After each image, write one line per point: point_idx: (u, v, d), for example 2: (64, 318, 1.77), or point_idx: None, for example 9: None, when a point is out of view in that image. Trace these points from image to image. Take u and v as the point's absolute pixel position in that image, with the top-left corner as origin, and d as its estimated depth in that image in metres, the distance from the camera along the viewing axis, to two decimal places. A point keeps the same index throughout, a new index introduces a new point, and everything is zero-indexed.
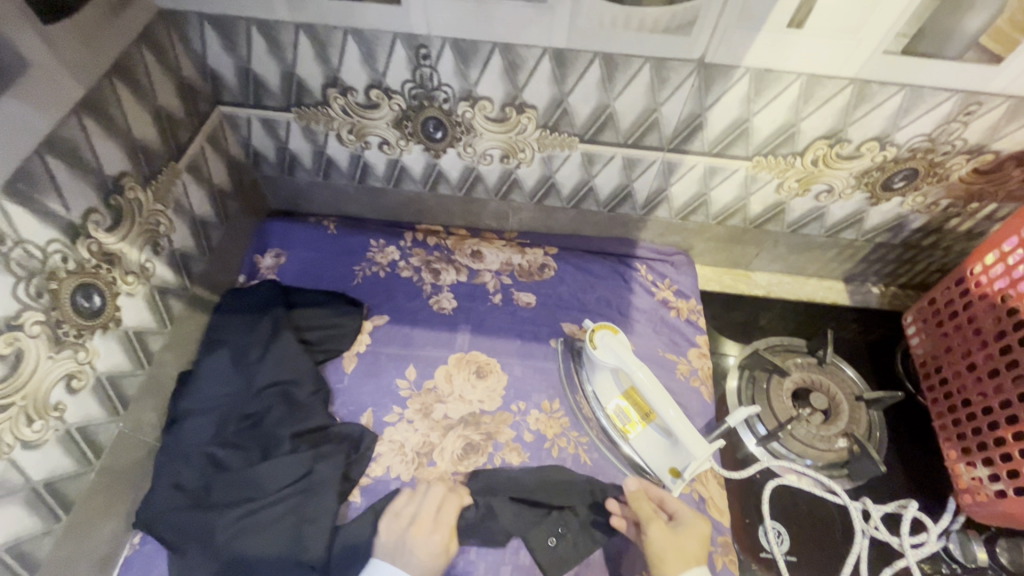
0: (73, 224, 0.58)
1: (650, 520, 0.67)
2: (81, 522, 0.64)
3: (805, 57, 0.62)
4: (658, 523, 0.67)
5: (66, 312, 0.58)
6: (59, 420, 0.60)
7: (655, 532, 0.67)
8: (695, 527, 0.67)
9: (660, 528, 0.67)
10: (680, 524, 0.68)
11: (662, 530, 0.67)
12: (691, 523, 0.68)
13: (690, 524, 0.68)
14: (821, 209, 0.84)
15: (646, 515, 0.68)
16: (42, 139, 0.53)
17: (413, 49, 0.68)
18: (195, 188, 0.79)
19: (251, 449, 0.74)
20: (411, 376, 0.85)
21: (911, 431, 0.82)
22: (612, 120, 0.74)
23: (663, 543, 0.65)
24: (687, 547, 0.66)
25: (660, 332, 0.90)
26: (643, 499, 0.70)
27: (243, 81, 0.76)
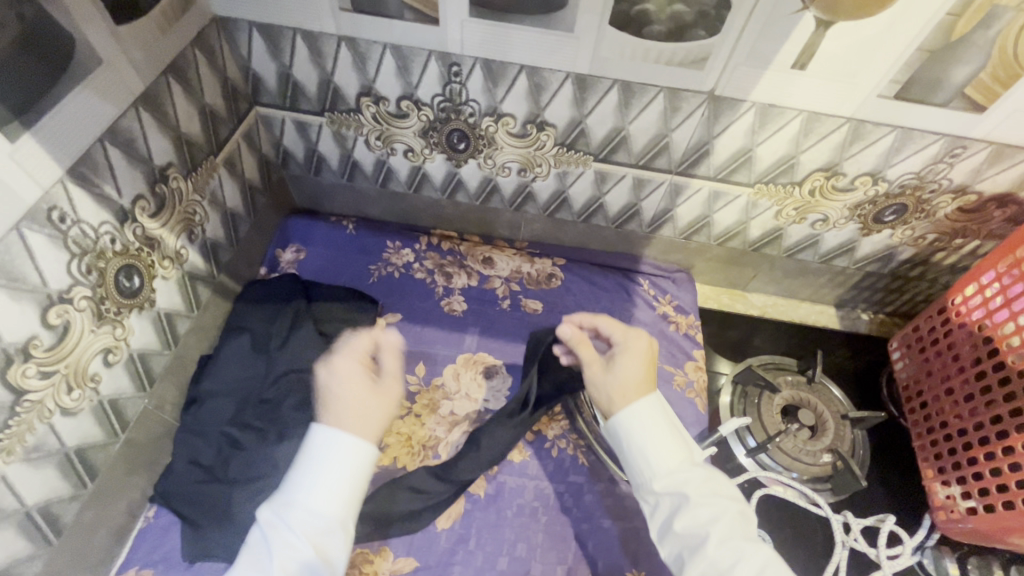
0: (123, 208, 0.63)
1: (590, 365, 0.71)
2: (104, 490, 0.67)
3: (807, 95, 0.68)
4: (595, 365, 0.70)
5: (110, 290, 0.62)
6: (94, 391, 0.63)
7: (592, 374, 0.70)
8: (637, 351, 0.71)
9: (599, 370, 0.70)
10: (619, 352, 0.71)
11: (601, 371, 0.70)
12: (628, 346, 0.71)
13: (629, 347, 0.71)
14: (816, 237, 0.90)
15: (587, 362, 0.71)
16: (105, 129, 0.57)
17: (446, 65, 0.74)
18: (229, 182, 0.83)
19: (267, 432, 0.77)
20: (420, 373, 0.89)
21: (893, 451, 0.86)
22: (625, 142, 0.79)
23: (601, 386, 0.69)
24: (622, 368, 0.69)
25: (659, 344, 0.95)
26: (583, 345, 0.72)
27: (282, 85, 0.81)
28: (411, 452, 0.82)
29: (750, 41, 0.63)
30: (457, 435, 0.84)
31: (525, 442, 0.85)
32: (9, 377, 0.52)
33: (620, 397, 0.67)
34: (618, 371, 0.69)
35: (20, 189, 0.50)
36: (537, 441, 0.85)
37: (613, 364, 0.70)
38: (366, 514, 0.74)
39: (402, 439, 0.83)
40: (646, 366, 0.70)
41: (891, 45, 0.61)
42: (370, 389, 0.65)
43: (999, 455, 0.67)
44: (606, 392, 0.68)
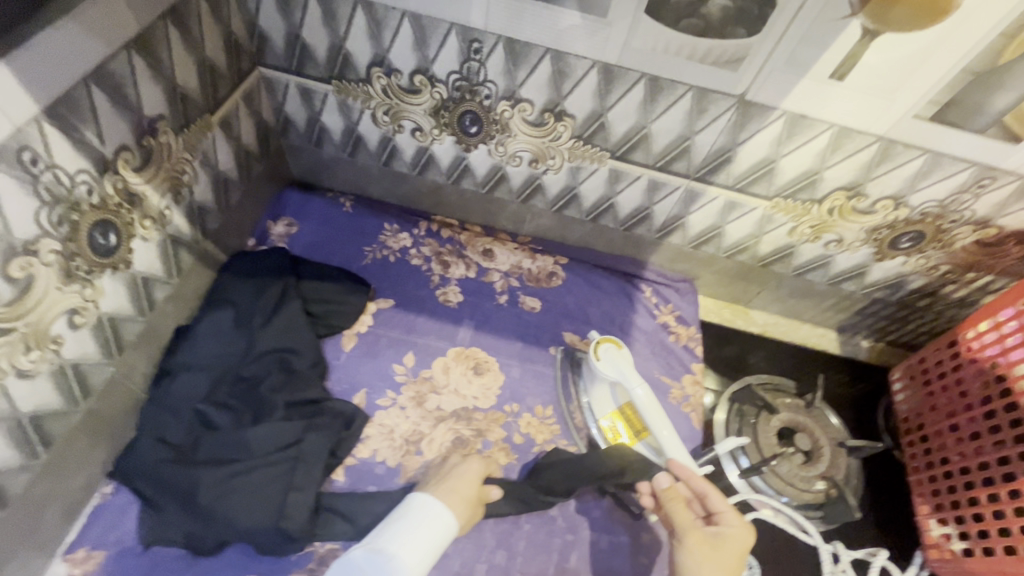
0: (104, 158, 0.57)
1: (684, 529, 0.65)
2: (59, 462, 0.62)
3: (841, 108, 0.65)
4: (695, 535, 0.64)
5: (82, 245, 0.57)
6: (55, 354, 0.58)
7: (688, 544, 0.64)
8: (736, 537, 0.64)
9: (696, 541, 0.64)
10: (723, 533, 0.64)
11: (700, 540, 0.64)
12: (735, 531, 0.65)
13: (737, 532, 0.65)
14: (828, 258, 0.87)
15: (683, 524, 0.66)
16: (91, 69, 0.52)
17: (467, 42, 0.70)
18: (223, 144, 0.78)
19: (242, 412, 0.72)
20: (409, 363, 0.85)
21: (885, 483, 0.84)
22: (645, 141, 0.75)
23: (693, 561, 0.63)
24: (723, 552, 0.63)
25: (657, 354, 0.92)
26: (677, 503, 0.67)
27: (290, 46, 0.77)
28: (393, 445, 0.78)
29: (790, 45, 0.60)
30: (442, 432, 0.80)
31: (512, 444, 0.81)
32: None
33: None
34: (718, 551, 0.63)
35: None
36: (525, 444, 0.81)
37: (715, 542, 0.64)
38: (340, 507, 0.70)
39: (384, 431, 0.78)
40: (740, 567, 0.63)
41: (936, 62, 0.58)
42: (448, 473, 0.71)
43: (1003, 499, 0.65)
44: (696, 567, 0.62)
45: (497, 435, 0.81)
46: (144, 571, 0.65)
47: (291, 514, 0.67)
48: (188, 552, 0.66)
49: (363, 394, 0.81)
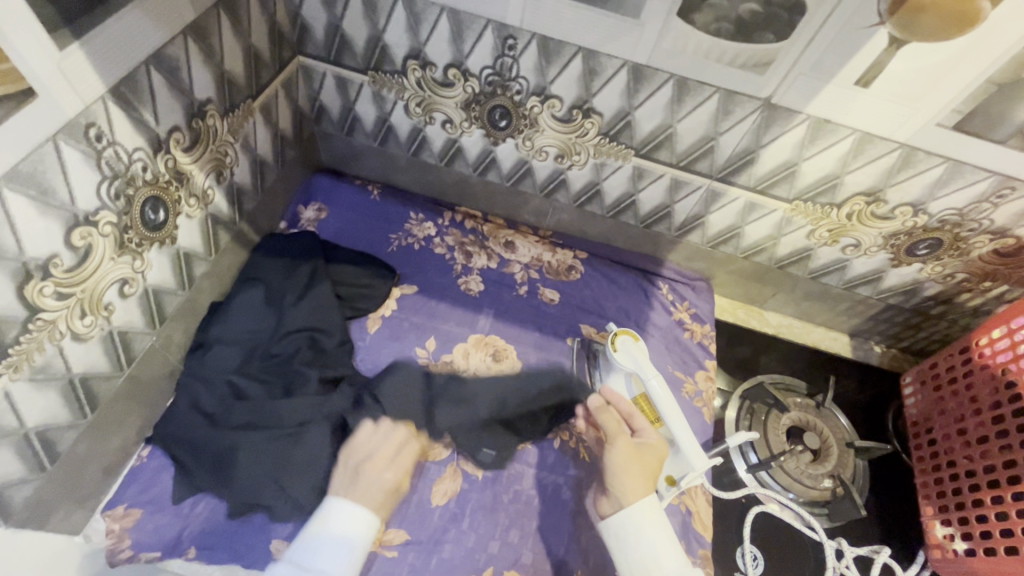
0: (158, 137, 0.61)
1: (614, 436, 0.72)
2: (103, 422, 0.66)
3: (864, 114, 0.66)
4: (622, 440, 0.71)
5: (134, 219, 0.61)
6: (106, 320, 0.61)
7: (618, 450, 0.70)
8: (653, 447, 0.72)
9: (620, 446, 0.71)
10: (644, 443, 0.72)
11: (626, 447, 0.71)
12: (652, 443, 0.73)
13: (656, 444, 0.72)
14: (844, 262, 0.89)
15: (615, 432, 0.72)
16: (152, 52, 0.56)
17: (501, 38, 0.72)
18: (262, 129, 0.81)
19: (273, 385, 0.76)
20: (430, 347, 0.88)
21: (892, 484, 0.85)
22: (670, 140, 0.78)
23: (619, 465, 0.69)
24: (645, 460, 0.70)
25: (672, 350, 0.94)
26: (608, 416, 0.74)
27: (330, 37, 0.80)
28: None
29: (817, 52, 0.62)
30: None
31: None
32: (26, 292, 0.50)
33: (633, 477, 0.68)
34: (642, 458, 0.70)
35: (62, 100, 0.48)
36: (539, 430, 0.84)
37: (638, 451, 0.71)
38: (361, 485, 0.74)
39: None
40: (653, 470, 0.70)
41: (961, 73, 0.60)
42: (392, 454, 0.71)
43: (1008, 500, 0.67)
44: (621, 470, 0.69)
45: None
46: (177, 530, 0.68)
47: (316, 484, 0.70)
48: (218, 515, 0.70)
49: None
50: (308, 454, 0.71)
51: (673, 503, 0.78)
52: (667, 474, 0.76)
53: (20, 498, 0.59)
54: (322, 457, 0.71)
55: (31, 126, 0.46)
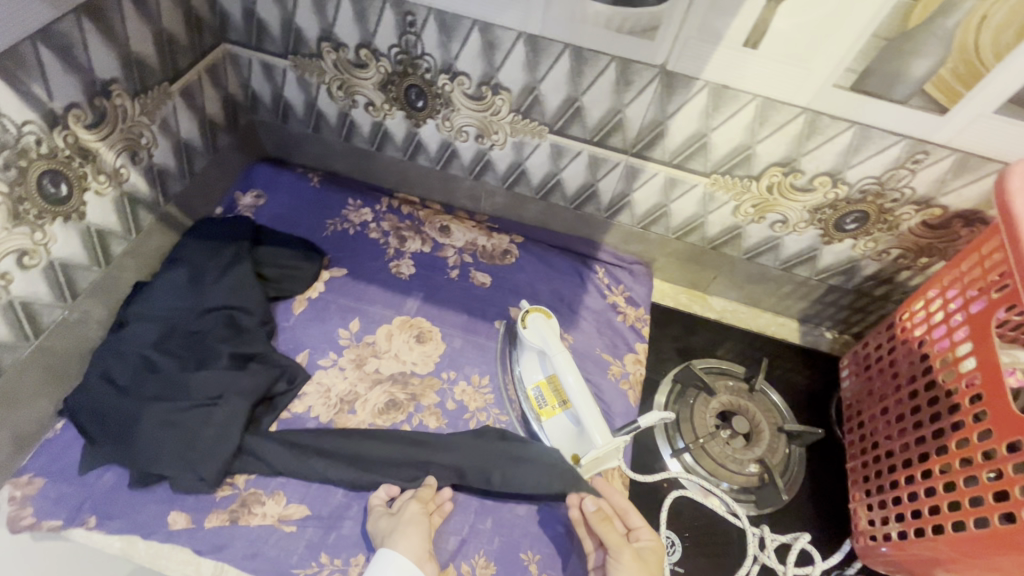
0: (53, 112, 0.63)
1: (620, 545, 0.65)
2: (8, 390, 0.68)
3: (759, 78, 0.64)
4: (628, 549, 0.65)
5: (30, 192, 0.63)
6: (2, 289, 0.64)
7: (628, 558, 0.64)
8: (656, 545, 0.68)
9: (628, 555, 0.65)
10: (647, 545, 0.67)
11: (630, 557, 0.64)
12: (652, 539, 0.69)
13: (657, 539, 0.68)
14: (776, 240, 0.86)
15: (616, 541, 0.66)
16: (37, 28, 0.58)
17: (401, 15, 0.72)
18: (186, 113, 0.84)
19: (186, 360, 0.77)
20: (354, 328, 0.89)
21: (826, 474, 0.81)
22: (579, 114, 0.77)
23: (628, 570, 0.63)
24: (651, 561, 0.66)
25: (603, 333, 0.92)
26: (610, 525, 0.67)
27: (248, 22, 0.82)
28: (327, 403, 0.81)
29: (700, 13, 0.61)
30: (377, 394, 0.83)
31: (444, 410, 0.83)
32: None
33: None
34: (645, 562, 0.65)
35: None
36: (457, 410, 0.83)
37: (641, 554, 0.66)
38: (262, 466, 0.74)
39: (320, 390, 0.82)
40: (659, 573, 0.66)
41: (847, 25, 0.57)
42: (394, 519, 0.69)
43: (918, 480, 0.64)
44: None
45: (430, 400, 0.83)
46: (80, 499, 0.70)
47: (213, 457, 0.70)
48: (122, 487, 0.71)
49: (306, 354, 0.85)
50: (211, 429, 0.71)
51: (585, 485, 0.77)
52: (573, 453, 0.75)
53: None
54: (222, 429, 0.72)
55: None
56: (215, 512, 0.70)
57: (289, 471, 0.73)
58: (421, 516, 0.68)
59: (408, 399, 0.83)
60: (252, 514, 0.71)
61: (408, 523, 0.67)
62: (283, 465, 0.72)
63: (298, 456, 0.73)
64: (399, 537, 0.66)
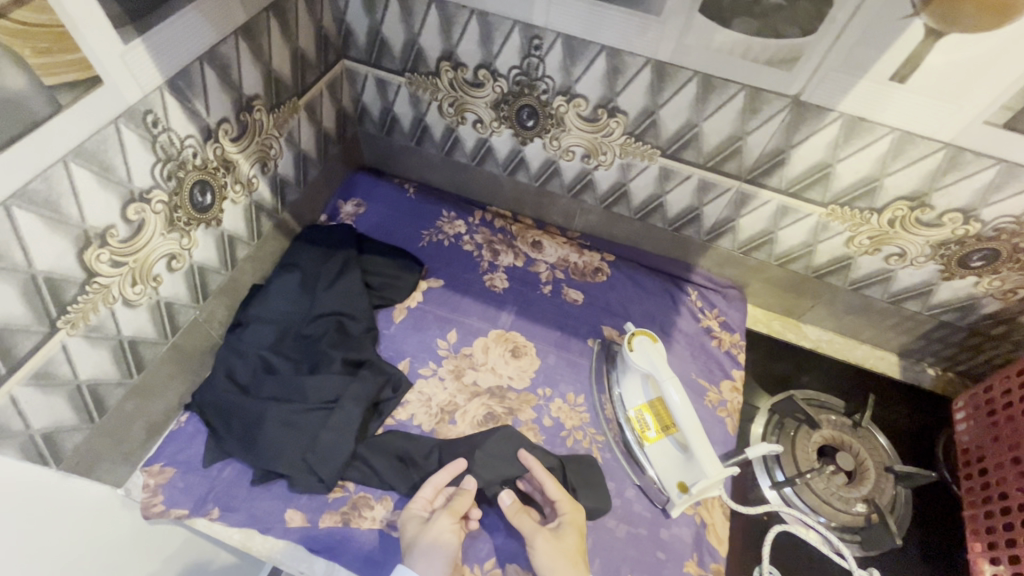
0: (208, 127, 0.67)
1: (534, 533, 0.67)
2: (147, 383, 0.73)
3: (902, 111, 0.63)
4: (544, 533, 0.67)
5: (184, 201, 0.67)
6: (154, 290, 0.68)
7: (539, 542, 0.66)
8: (579, 524, 0.70)
9: (545, 537, 0.67)
10: (562, 523, 0.69)
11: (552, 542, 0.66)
12: (570, 515, 0.70)
13: (574, 515, 0.70)
14: (889, 272, 0.83)
15: (530, 529, 0.68)
16: (205, 49, 0.62)
17: (528, 38, 0.74)
18: (307, 126, 0.87)
19: (300, 363, 0.80)
20: (451, 339, 0.91)
21: (940, 519, 0.78)
22: (696, 140, 0.77)
23: (550, 558, 0.65)
24: (568, 541, 0.67)
25: (697, 357, 0.91)
26: (523, 513, 0.70)
27: (372, 41, 0.85)
28: (428, 412, 0.83)
29: (848, 45, 0.60)
30: (476, 406, 0.84)
31: (541, 426, 0.83)
32: (85, 257, 0.57)
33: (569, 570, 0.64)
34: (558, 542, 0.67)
35: (123, 88, 0.54)
36: (553, 427, 0.83)
37: (558, 534, 0.68)
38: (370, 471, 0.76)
39: (422, 399, 0.84)
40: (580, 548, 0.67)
41: (1011, 64, 0.55)
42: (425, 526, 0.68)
43: None
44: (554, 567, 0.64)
45: (527, 415, 0.84)
46: (204, 490, 0.74)
47: (328, 460, 0.73)
48: (243, 481, 0.74)
49: (407, 362, 0.88)
50: (327, 433, 0.74)
51: (685, 513, 0.77)
52: (679, 480, 0.74)
53: (72, 443, 0.64)
54: (339, 433, 0.75)
55: (94, 108, 0.52)
56: (328, 513, 0.73)
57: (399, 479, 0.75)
58: (449, 532, 0.66)
59: (505, 412, 0.84)
60: (362, 517, 0.73)
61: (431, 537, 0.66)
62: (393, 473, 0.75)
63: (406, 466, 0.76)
64: (420, 555, 0.64)
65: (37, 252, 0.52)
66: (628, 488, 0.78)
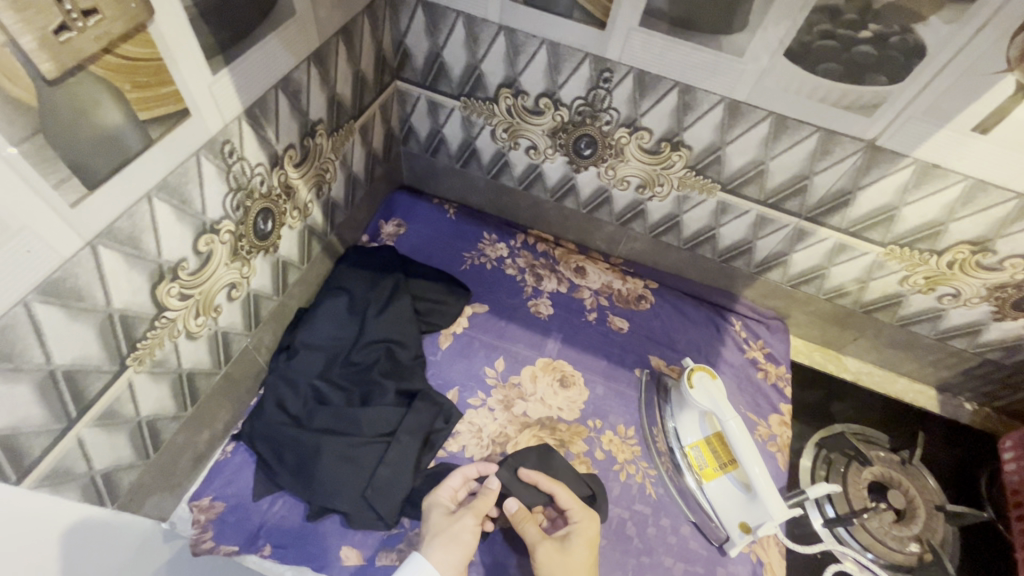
0: (276, 153, 0.65)
1: (535, 544, 0.66)
2: (199, 414, 0.70)
3: (980, 161, 0.63)
4: (549, 543, 0.66)
5: (248, 229, 0.65)
6: (213, 321, 0.65)
7: (543, 553, 0.65)
8: (591, 535, 0.68)
9: (551, 548, 0.66)
10: (571, 533, 0.68)
11: (554, 551, 0.66)
12: (581, 526, 0.69)
13: (583, 526, 0.68)
14: (940, 311, 0.84)
15: (534, 539, 0.67)
16: (280, 76, 0.60)
17: (598, 71, 0.73)
18: (359, 147, 0.86)
19: (352, 393, 0.78)
20: (499, 367, 0.89)
21: (987, 557, 0.78)
22: (760, 177, 0.76)
23: (553, 568, 0.64)
24: (575, 554, 0.66)
25: (744, 389, 0.91)
26: (529, 520, 0.68)
27: (429, 64, 0.83)
28: (480, 443, 0.82)
29: (934, 95, 0.60)
30: (527, 438, 0.83)
31: (593, 460, 0.82)
32: (158, 292, 0.54)
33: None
34: (565, 552, 0.66)
35: (207, 119, 0.52)
36: (606, 461, 0.82)
37: (565, 546, 0.67)
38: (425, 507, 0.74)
39: (472, 430, 0.82)
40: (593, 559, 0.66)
41: None
42: (445, 519, 0.67)
43: None
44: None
45: (579, 448, 0.83)
46: (255, 525, 0.71)
47: (385, 496, 0.71)
48: (295, 516, 0.72)
49: (455, 391, 0.86)
50: (384, 467, 0.73)
51: (742, 551, 0.76)
52: (740, 520, 0.74)
53: (127, 481, 0.62)
54: (397, 467, 0.73)
55: (179, 140, 0.50)
56: (384, 551, 0.71)
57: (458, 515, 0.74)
58: (466, 530, 0.66)
59: (557, 445, 0.83)
60: None
61: (448, 534, 0.65)
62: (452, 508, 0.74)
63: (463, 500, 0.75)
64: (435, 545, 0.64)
65: (116, 291, 0.49)
66: (683, 525, 0.78)
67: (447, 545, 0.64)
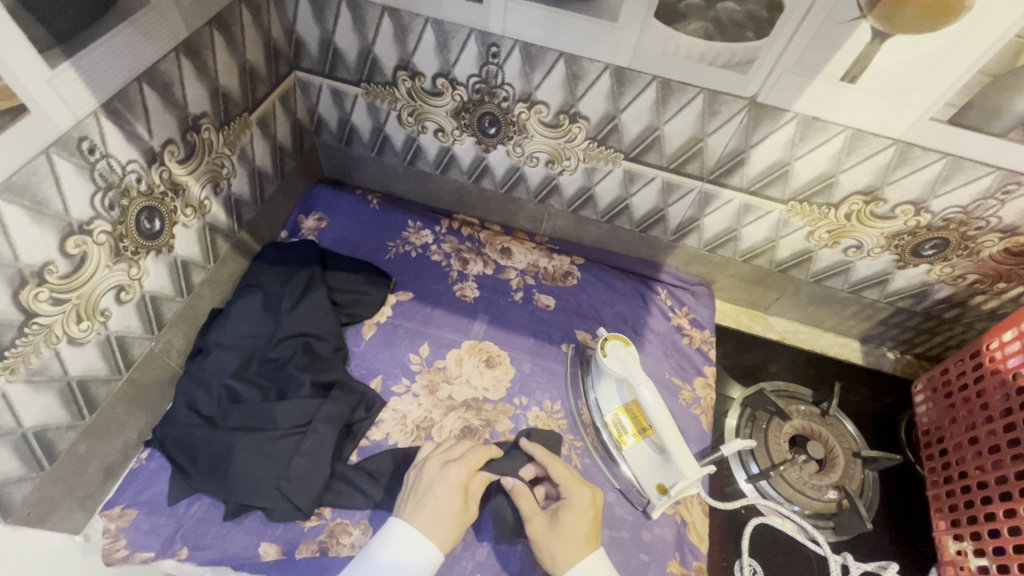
0: (152, 150, 0.64)
1: (533, 515, 0.69)
2: (102, 424, 0.68)
3: (852, 110, 0.65)
4: (539, 520, 0.68)
5: (130, 228, 0.64)
6: (102, 325, 0.64)
7: (534, 530, 0.67)
8: (582, 508, 0.68)
9: (542, 524, 0.68)
10: (563, 508, 0.69)
11: (542, 526, 0.68)
12: (572, 498, 0.69)
13: (572, 500, 0.69)
14: (848, 264, 0.86)
15: (529, 512, 0.69)
16: (143, 68, 0.59)
17: (485, 46, 0.73)
18: (260, 141, 0.84)
19: (268, 390, 0.77)
20: (424, 353, 0.88)
21: (904, 499, 0.83)
22: (658, 143, 0.77)
23: (544, 546, 0.66)
24: (565, 527, 0.67)
25: (670, 355, 0.92)
26: (526, 496, 0.71)
27: (324, 51, 0.82)
28: (404, 430, 0.81)
29: (800, 48, 0.61)
30: (452, 420, 0.82)
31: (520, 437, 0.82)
32: (21, 298, 0.53)
33: (564, 551, 0.65)
34: (556, 530, 0.67)
35: (53, 116, 0.51)
36: None
37: (555, 522, 0.68)
38: (346, 498, 0.73)
39: (396, 417, 0.82)
40: (590, 523, 0.68)
41: (950, 65, 0.57)
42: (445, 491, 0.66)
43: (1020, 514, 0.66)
44: (546, 546, 0.66)
45: (505, 426, 0.82)
46: (171, 529, 0.70)
47: (301, 488, 0.71)
48: (214, 517, 0.71)
49: (379, 380, 0.85)
50: (301, 459, 0.72)
51: (667, 513, 0.77)
52: (658, 482, 0.75)
53: (20, 495, 0.60)
54: (314, 457, 0.73)
55: (22, 139, 0.49)
56: (305, 543, 0.71)
57: (380, 501, 0.73)
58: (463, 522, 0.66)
59: (483, 425, 0.82)
60: (341, 545, 0.71)
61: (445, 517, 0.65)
62: (374, 495, 0.74)
63: (385, 487, 0.74)
64: (424, 522, 0.63)
65: None
66: (609, 494, 0.79)
67: (439, 520, 0.64)
